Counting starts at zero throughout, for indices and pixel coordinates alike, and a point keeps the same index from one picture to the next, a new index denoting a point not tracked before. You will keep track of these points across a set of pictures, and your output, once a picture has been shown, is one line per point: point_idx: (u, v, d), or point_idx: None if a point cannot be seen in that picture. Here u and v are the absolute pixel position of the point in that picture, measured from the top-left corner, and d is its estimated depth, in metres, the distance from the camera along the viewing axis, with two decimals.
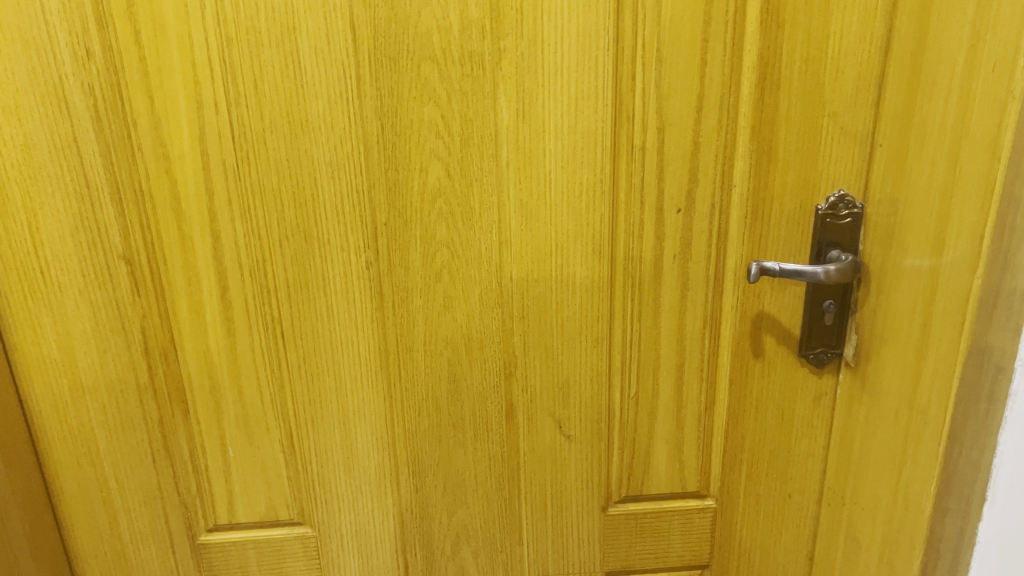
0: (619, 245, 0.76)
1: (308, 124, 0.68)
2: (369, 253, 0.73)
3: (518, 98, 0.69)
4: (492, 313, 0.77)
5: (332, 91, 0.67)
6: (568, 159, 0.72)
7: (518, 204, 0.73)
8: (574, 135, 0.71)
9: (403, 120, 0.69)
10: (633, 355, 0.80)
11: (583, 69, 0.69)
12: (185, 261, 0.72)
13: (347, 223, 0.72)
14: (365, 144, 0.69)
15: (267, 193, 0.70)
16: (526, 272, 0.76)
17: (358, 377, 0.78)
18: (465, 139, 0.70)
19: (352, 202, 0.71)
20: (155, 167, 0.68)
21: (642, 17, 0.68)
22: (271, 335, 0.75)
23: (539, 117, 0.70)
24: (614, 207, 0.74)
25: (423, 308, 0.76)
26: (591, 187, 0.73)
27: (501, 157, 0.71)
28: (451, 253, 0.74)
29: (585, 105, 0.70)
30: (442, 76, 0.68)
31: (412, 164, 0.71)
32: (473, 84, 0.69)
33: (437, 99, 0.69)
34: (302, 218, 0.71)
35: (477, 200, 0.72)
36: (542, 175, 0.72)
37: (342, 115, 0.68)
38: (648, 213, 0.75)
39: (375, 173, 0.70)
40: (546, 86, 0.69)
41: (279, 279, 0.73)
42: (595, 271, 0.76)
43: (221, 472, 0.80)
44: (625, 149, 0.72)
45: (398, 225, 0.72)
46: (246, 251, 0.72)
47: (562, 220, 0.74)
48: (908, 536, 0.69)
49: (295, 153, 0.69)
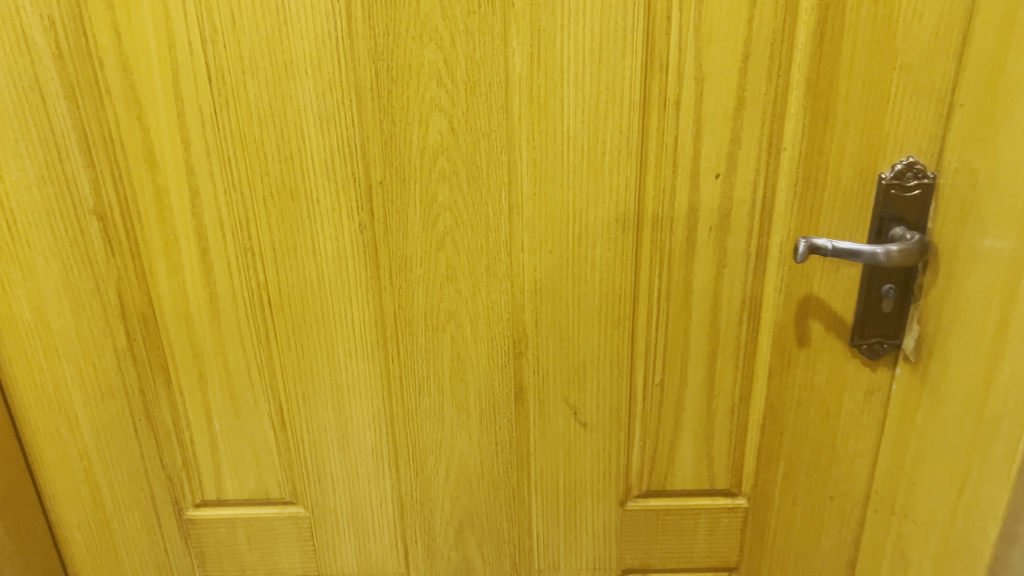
0: (647, 213, 0.66)
1: (293, 67, 0.60)
2: (362, 216, 0.66)
3: (532, 41, 0.60)
4: (500, 286, 0.69)
5: (320, 29, 0.59)
6: (589, 114, 0.62)
7: (532, 164, 0.64)
8: (597, 86, 0.62)
9: (401, 64, 0.60)
10: (661, 338, 0.71)
11: (609, 7, 0.59)
12: (162, 218, 0.65)
13: (339, 180, 0.64)
14: (357, 91, 0.61)
15: (249, 145, 0.63)
16: (539, 242, 0.67)
17: (352, 351, 0.71)
18: (471, 88, 0.61)
19: (344, 156, 0.63)
20: (126, 112, 0.61)
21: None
22: (257, 301, 0.69)
23: (555, 64, 0.61)
24: (642, 169, 0.65)
25: (423, 278, 0.68)
26: (615, 148, 0.64)
27: (512, 109, 0.62)
28: (455, 218, 0.66)
29: (610, 51, 0.61)
30: (445, 14, 0.59)
31: (410, 116, 0.62)
32: (481, 24, 0.59)
33: (439, 40, 0.60)
34: (288, 174, 0.64)
35: (484, 159, 0.64)
36: (559, 132, 0.63)
37: (331, 58, 0.60)
38: (682, 177, 0.65)
39: (369, 126, 0.62)
40: (565, 28, 0.60)
41: (265, 241, 0.66)
42: (617, 243, 0.67)
43: (208, 446, 0.75)
44: (657, 103, 0.62)
45: (395, 184, 0.65)
46: (227, 208, 0.65)
47: (580, 184, 0.65)
48: (967, 561, 0.61)
49: (278, 100, 0.61)
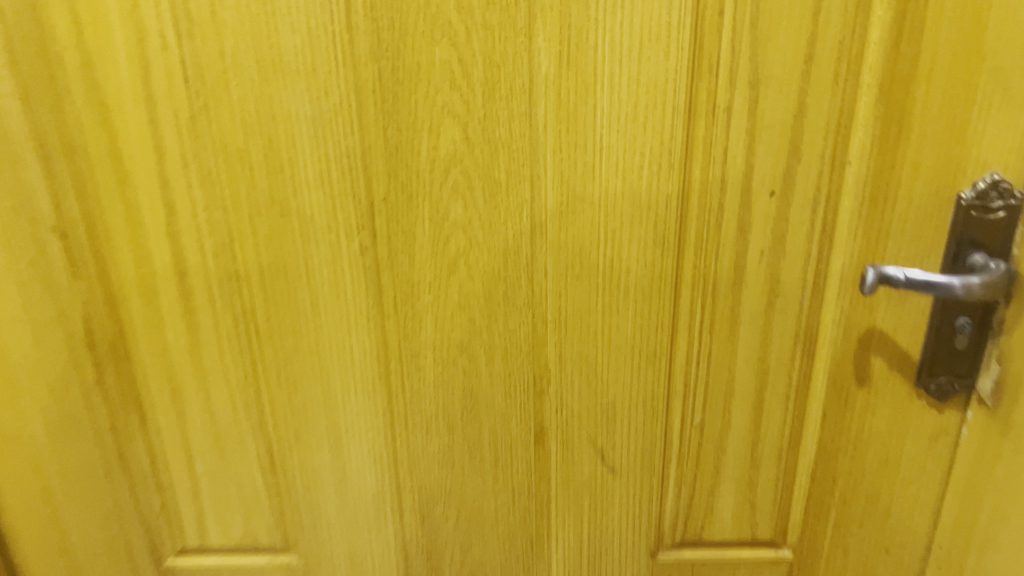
0: (689, 235, 0.58)
1: (283, 66, 0.52)
2: (363, 235, 0.57)
3: (561, 38, 0.51)
4: (519, 316, 0.60)
5: (314, 21, 0.50)
6: (626, 121, 0.54)
7: (558, 178, 0.56)
8: (635, 90, 0.53)
9: (408, 63, 0.52)
10: (701, 376, 0.63)
11: None
12: (133, 237, 0.57)
13: (337, 196, 0.56)
14: (357, 93, 0.52)
15: (232, 155, 0.54)
16: (564, 266, 0.59)
17: (351, 387, 0.63)
18: (489, 91, 0.53)
19: (342, 168, 0.55)
20: (90, 116, 0.53)
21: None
22: (243, 331, 0.61)
23: (588, 64, 0.52)
24: (684, 185, 0.56)
25: (432, 306, 0.60)
26: (654, 161, 0.55)
27: (537, 116, 0.54)
28: (469, 238, 0.58)
29: (652, 49, 0.52)
30: (459, 4, 0.50)
31: (419, 122, 0.54)
32: (501, 16, 0.51)
33: (453, 35, 0.51)
34: (277, 188, 0.55)
35: (503, 172, 0.55)
36: (590, 142, 0.55)
37: (326, 55, 0.51)
38: (731, 195, 0.56)
39: (371, 135, 0.54)
40: (600, 22, 0.51)
41: (251, 263, 0.58)
42: (653, 267, 0.59)
43: (188, 489, 0.67)
44: (704, 110, 0.54)
45: (401, 200, 0.56)
46: (207, 226, 0.57)
47: (614, 201, 0.56)
48: None
49: (265, 104, 0.53)
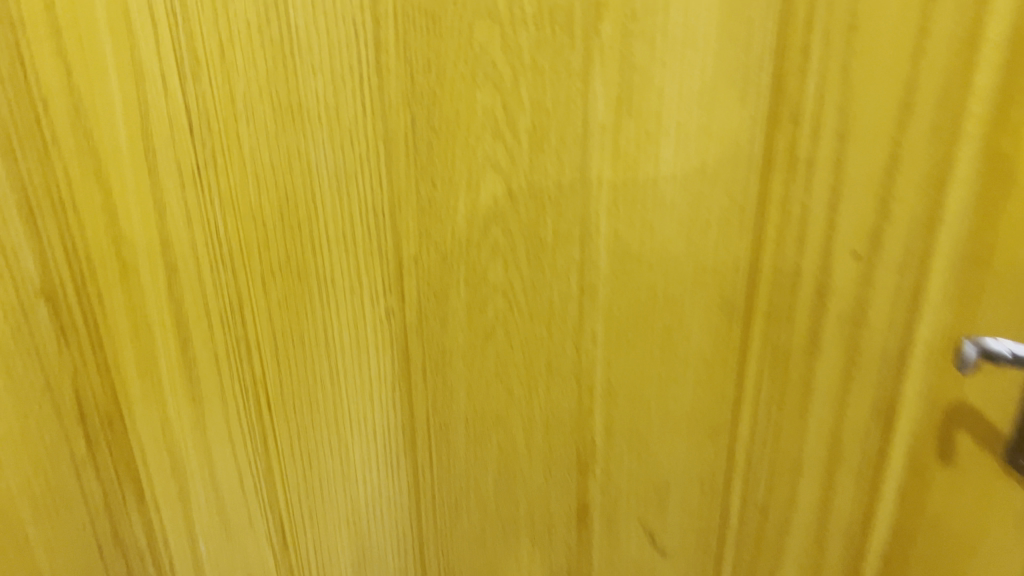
0: (757, 301, 0.50)
1: (301, 112, 0.45)
2: (390, 299, 0.51)
3: (622, 82, 0.45)
4: (563, 387, 0.54)
5: (338, 63, 0.44)
6: (693, 176, 0.47)
7: (613, 238, 0.49)
8: (704, 141, 0.46)
9: (446, 111, 0.45)
10: (762, 457, 0.54)
11: (728, 38, 0.43)
12: (130, 300, 0.51)
13: (361, 256, 0.49)
14: (387, 144, 0.46)
15: (243, 211, 0.48)
16: (616, 333, 0.52)
17: (372, 463, 0.56)
18: (538, 142, 0.46)
19: (367, 227, 0.48)
20: (80, 168, 0.47)
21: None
22: (253, 402, 0.54)
23: (651, 111, 0.45)
24: (755, 245, 0.48)
25: (466, 376, 0.53)
26: (723, 219, 0.48)
27: (590, 170, 0.47)
28: (509, 303, 0.51)
29: (726, 95, 0.45)
30: (505, 44, 0.44)
31: (457, 176, 0.47)
32: (554, 58, 0.44)
33: (497, 79, 0.44)
34: (293, 248, 0.49)
35: (550, 231, 0.49)
36: (651, 198, 0.48)
37: (352, 101, 0.45)
38: (807, 257, 0.48)
39: (402, 189, 0.47)
40: (667, 64, 0.44)
41: (263, 329, 0.52)
42: (716, 336, 0.52)
43: (192, 568, 0.60)
44: (782, 162, 0.46)
45: (434, 261, 0.50)
46: (214, 289, 0.50)
47: (675, 263, 0.50)
48: None
49: (282, 155, 0.46)
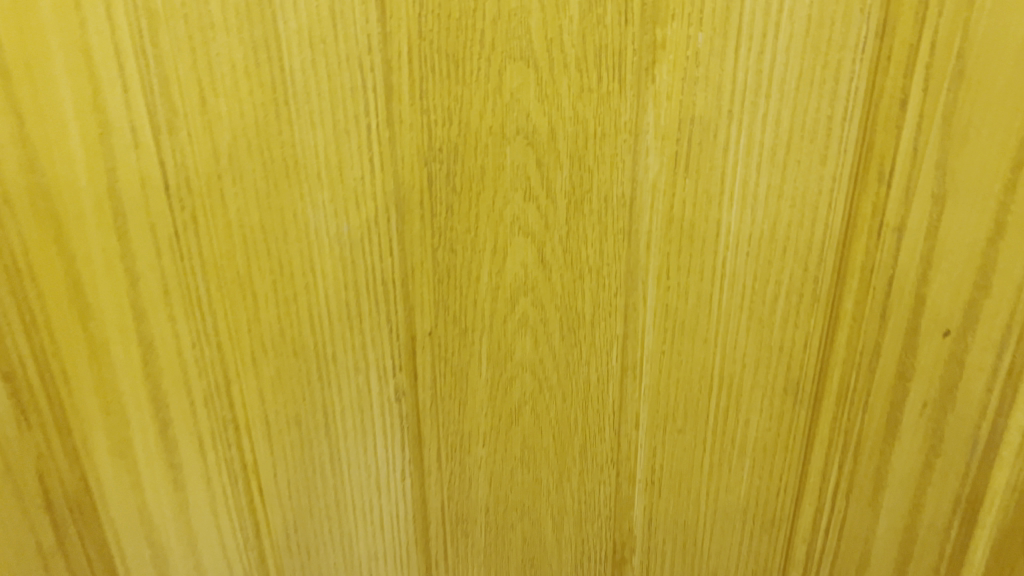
0: (830, 381, 0.44)
1: (298, 168, 0.38)
2: (400, 379, 0.43)
3: (680, 135, 0.37)
4: (599, 474, 0.47)
5: (342, 113, 0.37)
6: (760, 242, 0.40)
7: (662, 311, 0.42)
8: (776, 203, 0.39)
9: (469, 167, 0.38)
10: (830, 551, 0.48)
11: (810, 84, 0.36)
12: (99, 385, 0.43)
13: (367, 331, 0.42)
14: (399, 204, 0.39)
15: (227, 280, 0.40)
16: (661, 416, 0.45)
17: (378, 557, 0.49)
18: (577, 203, 0.39)
19: (374, 298, 0.41)
20: (35, 230, 0.39)
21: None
22: (243, 491, 0.47)
23: (714, 169, 0.38)
24: (830, 320, 0.42)
25: (486, 463, 0.46)
26: (792, 290, 0.41)
27: (638, 235, 0.40)
28: (539, 384, 0.44)
29: (804, 151, 0.38)
30: (542, 91, 0.36)
31: (480, 241, 0.40)
32: (599, 108, 0.37)
33: (531, 131, 0.37)
34: (288, 321, 0.42)
35: (588, 304, 0.42)
36: (709, 267, 0.40)
37: (359, 156, 0.38)
38: (890, 332, 0.42)
39: (415, 256, 0.40)
40: (735, 114, 0.37)
41: (254, 411, 0.44)
42: (779, 419, 0.45)
43: None
44: (868, 228, 0.40)
45: (451, 336, 0.42)
46: (197, 367, 0.43)
47: (735, 339, 0.42)
48: None
49: (274, 217, 0.39)
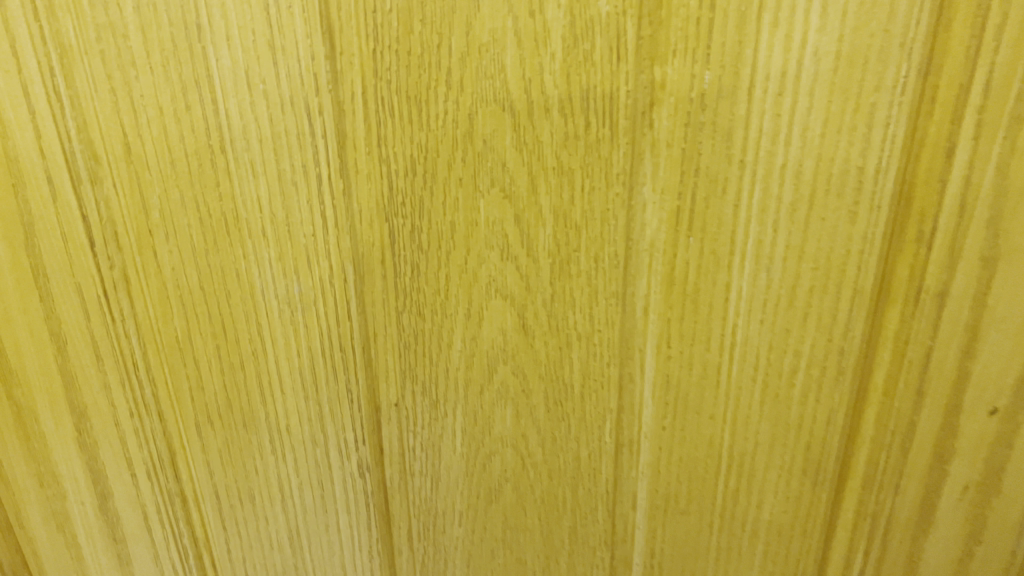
0: (856, 461, 0.37)
1: (239, 224, 0.33)
2: (364, 452, 0.38)
3: (682, 189, 0.32)
4: (592, 557, 0.41)
5: (288, 161, 0.31)
6: (776, 310, 0.34)
7: (663, 384, 0.36)
8: (795, 266, 0.33)
9: (436, 223, 0.33)
10: None
11: (840, 131, 0.30)
12: (30, 455, 0.38)
13: (324, 401, 0.37)
14: (356, 264, 0.33)
15: (166, 344, 0.36)
16: (663, 496, 0.39)
17: None
18: (562, 263, 0.34)
19: (332, 366, 0.36)
20: None
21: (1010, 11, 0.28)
22: (193, 568, 0.42)
23: (723, 227, 0.32)
24: (858, 395, 0.36)
25: (464, 542, 0.41)
26: (814, 362, 0.35)
27: (635, 299, 0.34)
28: (522, 458, 0.38)
29: (831, 208, 0.32)
30: (519, 138, 0.31)
31: (451, 304, 0.34)
32: (587, 157, 0.31)
33: (507, 182, 0.32)
34: (235, 390, 0.37)
35: (577, 374, 0.36)
36: (716, 335, 0.35)
37: (308, 211, 0.32)
38: (927, 412, 0.36)
39: (378, 321, 0.35)
40: (748, 165, 0.31)
41: (202, 485, 0.39)
42: (797, 502, 0.39)
43: None
44: (904, 294, 0.33)
45: (420, 407, 0.37)
46: (136, 436, 0.38)
47: (746, 414, 0.37)
48: None
49: (215, 277, 0.34)
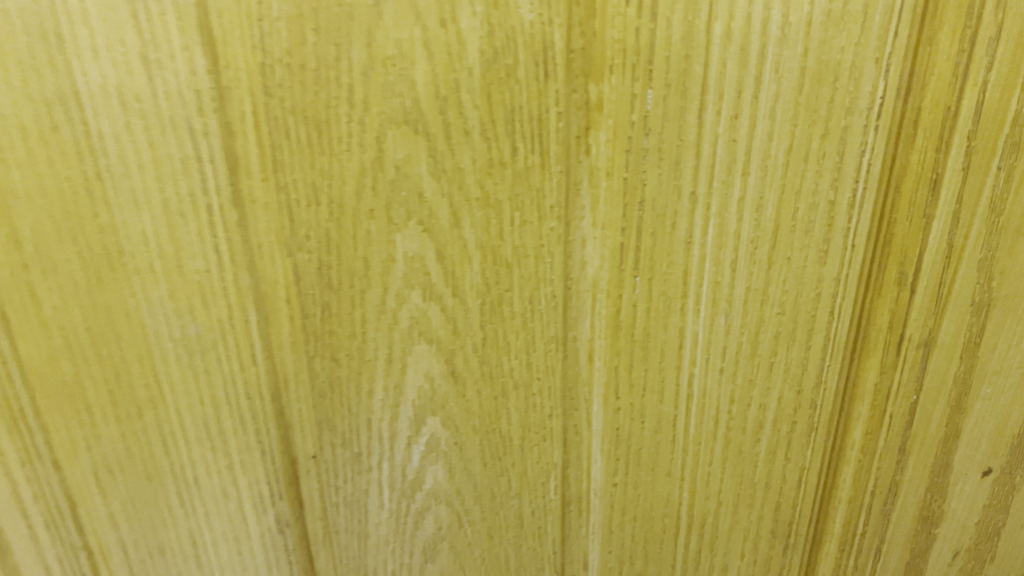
0: (832, 525, 0.34)
1: (124, 258, 0.29)
2: (282, 507, 0.34)
3: (626, 224, 0.28)
4: None
5: (173, 190, 0.28)
6: (738, 358, 0.30)
7: (613, 437, 0.32)
8: (758, 310, 0.29)
9: (348, 259, 0.29)
10: None
11: (804, 159, 0.26)
12: None
13: (233, 452, 0.33)
14: (260, 304, 0.30)
15: (54, 390, 0.31)
16: (617, 559, 0.35)
17: None
18: (495, 304, 0.29)
19: (239, 414, 0.32)
20: None
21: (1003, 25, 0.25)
22: None
23: (674, 268, 0.28)
24: (833, 454, 0.32)
25: None
26: (782, 417, 0.31)
27: (577, 344, 0.30)
28: (458, 517, 0.34)
29: (796, 246, 0.28)
30: (437, 164, 0.27)
31: (369, 349, 0.30)
32: (516, 187, 0.27)
33: (426, 215, 0.28)
34: (135, 439, 0.32)
35: (515, 427, 0.32)
36: (670, 386, 0.31)
37: (201, 245, 0.28)
38: (912, 470, 0.33)
39: (287, 367, 0.31)
40: (701, 198, 0.27)
41: (101, 552, 0.34)
42: (767, 566, 0.35)
43: None
44: (884, 343, 0.30)
45: (342, 460, 0.33)
46: (27, 503, 0.33)
47: (709, 471, 0.33)
48: None
49: (101, 318, 0.30)
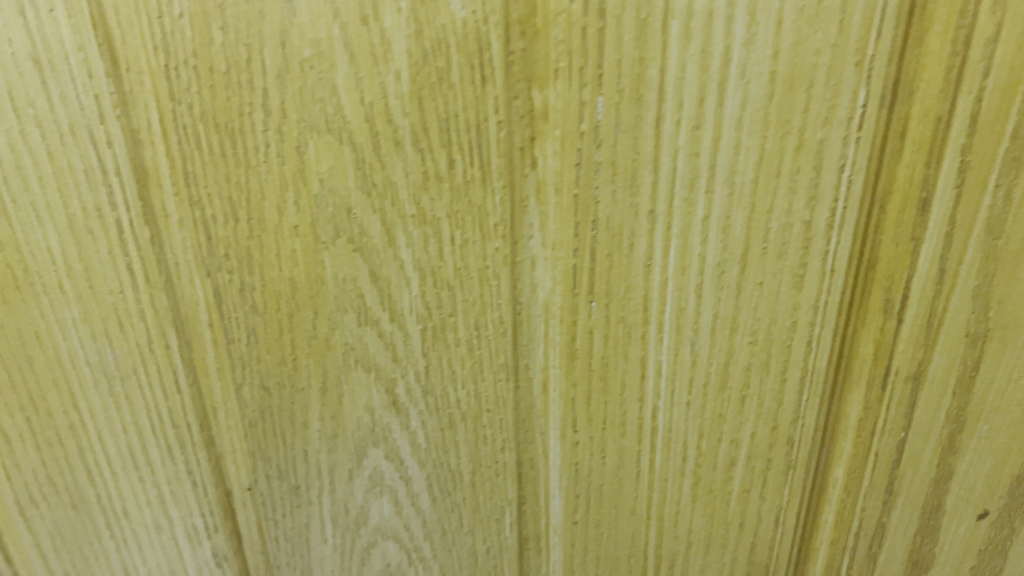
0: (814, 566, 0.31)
1: (30, 277, 0.26)
2: (218, 543, 0.32)
3: (578, 244, 0.25)
4: None
5: (78, 204, 0.25)
6: (706, 391, 0.27)
7: (572, 473, 0.29)
8: (728, 339, 0.26)
9: (273, 279, 0.26)
10: None
11: (776, 174, 0.24)
12: None
13: (163, 483, 0.30)
14: (180, 328, 0.27)
15: None
16: None
17: None
18: (438, 330, 0.27)
19: (165, 443, 0.29)
20: None
21: (1003, 26, 0.21)
22: None
23: (632, 292, 0.26)
24: (813, 493, 0.29)
25: None
26: (755, 454, 0.28)
27: (529, 373, 0.27)
28: (407, 554, 0.31)
29: (768, 269, 0.25)
30: (366, 178, 0.24)
31: (302, 378, 0.28)
32: (454, 202, 0.25)
33: (357, 233, 0.25)
34: (55, 468, 0.30)
35: (465, 461, 0.29)
36: (632, 419, 0.28)
37: (112, 264, 0.26)
38: (899, 512, 0.29)
39: (214, 394, 0.28)
40: (660, 216, 0.24)
41: None
42: None
43: None
44: (867, 376, 0.27)
45: (278, 494, 0.30)
46: None
47: (678, 510, 0.30)
48: None
49: (9, 341, 0.27)
